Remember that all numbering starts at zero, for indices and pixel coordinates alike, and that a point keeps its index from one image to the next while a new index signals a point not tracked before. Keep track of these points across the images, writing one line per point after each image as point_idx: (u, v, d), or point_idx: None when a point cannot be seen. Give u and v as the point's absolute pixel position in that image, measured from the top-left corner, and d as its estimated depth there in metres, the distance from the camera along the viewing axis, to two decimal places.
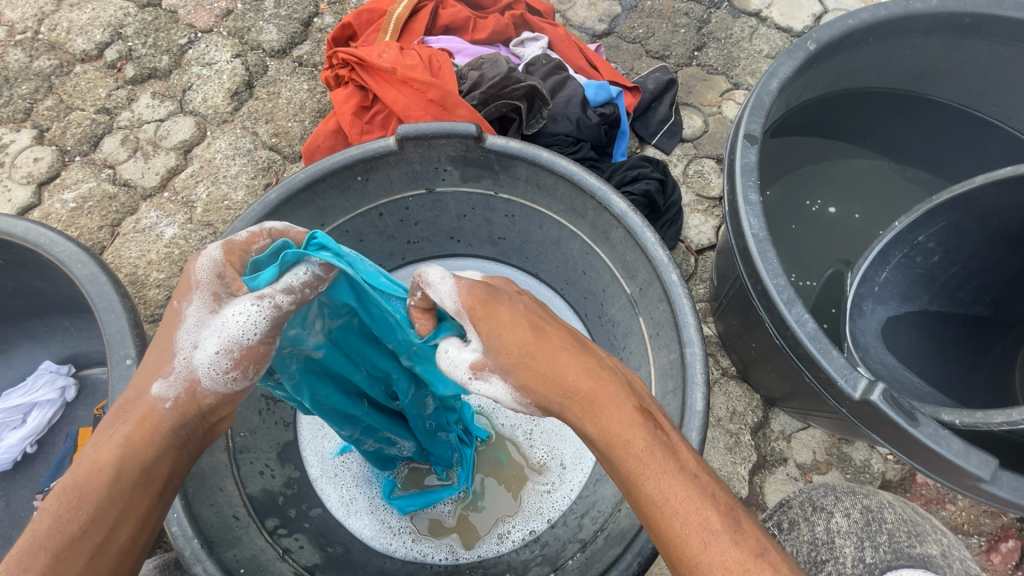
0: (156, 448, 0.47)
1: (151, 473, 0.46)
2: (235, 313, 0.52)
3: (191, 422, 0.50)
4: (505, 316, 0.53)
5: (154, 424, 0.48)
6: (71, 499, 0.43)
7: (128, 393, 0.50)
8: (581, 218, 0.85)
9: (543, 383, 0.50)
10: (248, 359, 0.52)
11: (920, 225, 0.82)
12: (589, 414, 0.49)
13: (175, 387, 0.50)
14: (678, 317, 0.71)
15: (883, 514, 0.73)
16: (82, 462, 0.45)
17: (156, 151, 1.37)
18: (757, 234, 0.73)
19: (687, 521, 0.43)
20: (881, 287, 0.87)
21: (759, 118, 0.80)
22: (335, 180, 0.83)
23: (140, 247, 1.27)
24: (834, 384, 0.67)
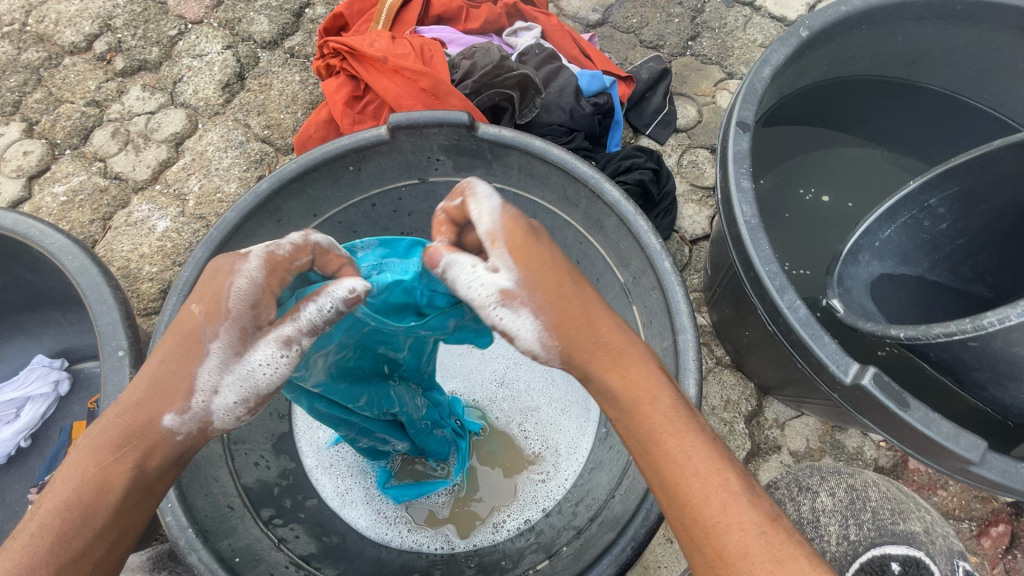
0: (163, 469, 0.49)
1: (151, 490, 0.48)
2: (262, 363, 0.49)
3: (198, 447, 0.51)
4: (543, 256, 0.52)
5: (165, 453, 0.48)
6: (75, 517, 0.45)
7: (133, 411, 0.48)
8: (575, 206, 0.85)
9: (583, 337, 0.51)
10: (263, 405, 0.51)
11: (934, 188, 0.83)
12: (618, 374, 0.51)
13: (189, 424, 0.49)
14: (670, 304, 0.71)
15: (867, 492, 0.73)
16: (83, 477, 0.46)
17: (147, 144, 1.36)
18: (749, 221, 0.73)
19: (709, 482, 0.46)
20: (882, 244, 0.88)
21: (751, 106, 0.79)
22: (326, 170, 0.83)
23: (132, 240, 1.26)
24: (826, 369, 0.67)
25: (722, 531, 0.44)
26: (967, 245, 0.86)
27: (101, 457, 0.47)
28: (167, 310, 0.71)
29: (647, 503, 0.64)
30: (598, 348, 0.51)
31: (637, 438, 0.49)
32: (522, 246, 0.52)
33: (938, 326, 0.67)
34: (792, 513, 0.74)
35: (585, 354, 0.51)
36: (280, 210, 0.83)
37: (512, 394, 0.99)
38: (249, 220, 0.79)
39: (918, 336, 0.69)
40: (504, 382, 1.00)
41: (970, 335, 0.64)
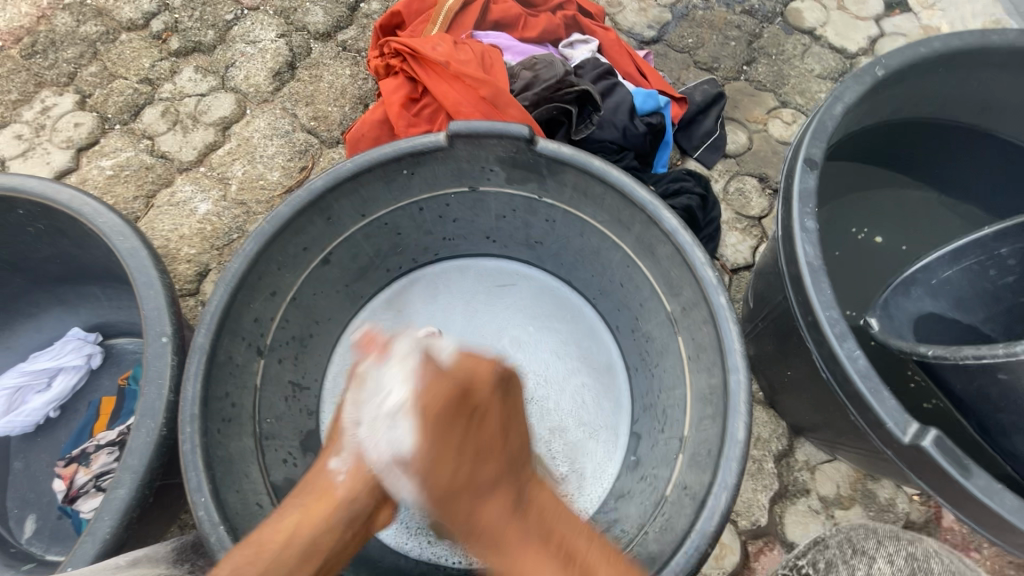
0: (329, 525, 0.67)
1: (311, 553, 0.65)
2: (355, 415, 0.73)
3: (357, 506, 0.70)
4: (433, 407, 0.68)
5: (332, 504, 0.69)
6: (251, 552, 0.62)
7: (318, 468, 0.73)
8: (627, 230, 0.83)
9: (457, 510, 0.71)
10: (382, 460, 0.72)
11: (1007, 237, 0.80)
12: (515, 545, 0.68)
13: (343, 464, 0.72)
14: (722, 341, 0.69)
15: (928, 563, 0.71)
16: (275, 524, 0.66)
17: (195, 126, 1.37)
18: (812, 263, 0.71)
19: None
20: (939, 283, 0.84)
21: (820, 143, 0.77)
22: (381, 172, 0.82)
23: (173, 220, 1.27)
24: (883, 426, 0.64)
25: None
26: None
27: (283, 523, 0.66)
28: (214, 301, 0.72)
29: (686, 545, 0.63)
30: (453, 505, 0.71)
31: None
32: (429, 415, 0.68)
33: (967, 348, 0.66)
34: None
35: (460, 510, 0.71)
36: (331, 208, 0.82)
37: (543, 410, 0.99)
38: (301, 216, 0.79)
39: (945, 356, 0.68)
40: (535, 398, 0.99)
41: (1000, 361, 0.63)
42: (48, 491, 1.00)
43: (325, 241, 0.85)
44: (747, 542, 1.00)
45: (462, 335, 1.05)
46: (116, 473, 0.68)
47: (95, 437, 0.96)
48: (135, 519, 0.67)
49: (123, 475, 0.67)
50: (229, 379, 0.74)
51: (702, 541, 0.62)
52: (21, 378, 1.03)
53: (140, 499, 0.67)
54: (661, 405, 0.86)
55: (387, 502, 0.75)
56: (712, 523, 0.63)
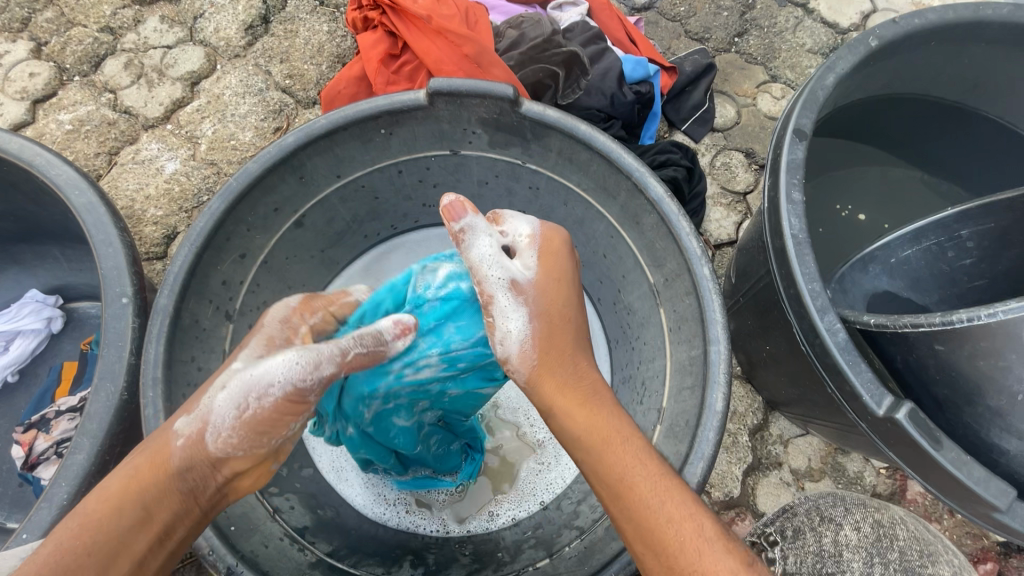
0: (159, 493, 0.52)
1: (147, 522, 0.51)
2: (275, 365, 0.54)
3: (200, 469, 0.54)
4: (553, 270, 0.65)
5: (165, 467, 0.53)
6: (68, 543, 0.48)
7: (160, 430, 0.56)
8: (612, 198, 0.81)
9: (563, 386, 0.61)
10: (262, 422, 0.54)
11: (970, 219, 0.77)
12: (580, 411, 0.59)
13: (192, 425, 0.54)
14: (704, 312, 0.68)
15: (894, 530, 0.76)
16: (91, 510, 0.51)
17: (161, 80, 1.29)
18: (796, 235, 0.70)
19: (682, 528, 0.53)
20: (897, 262, 0.81)
21: (810, 114, 0.75)
22: (357, 130, 0.78)
23: (138, 179, 1.21)
24: (858, 398, 0.64)
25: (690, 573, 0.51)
26: (987, 287, 0.80)
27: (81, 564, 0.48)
28: (178, 260, 0.68)
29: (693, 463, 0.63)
30: (565, 383, 0.61)
31: (607, 478, 0.56)
32: (551, 268, 0.65)
33: (906, 316, 0.64)
34: (811, 543, 0.76)
35: (562, 376, 0.61)
36: (304, 167, 0.78)
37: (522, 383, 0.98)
38: (271, 174, 0.75)
39: (886, 325, 0.66)
40: None
41: (935, 329, 0.61)
42: (7, 458, 0.97)
43: (298, 202, 0.82)
44: (719, 512, 1.02)
45: None
46: (73, 438, 0.65)
47: (55, 404, 0.92)
48: (95, 485, 0.65)
49: (80, 440, 0.64)
50: (196, 343, 0.71)
51: None
52: None
53: (100, 465, 0.64)
54: (641, 377, 0.86)
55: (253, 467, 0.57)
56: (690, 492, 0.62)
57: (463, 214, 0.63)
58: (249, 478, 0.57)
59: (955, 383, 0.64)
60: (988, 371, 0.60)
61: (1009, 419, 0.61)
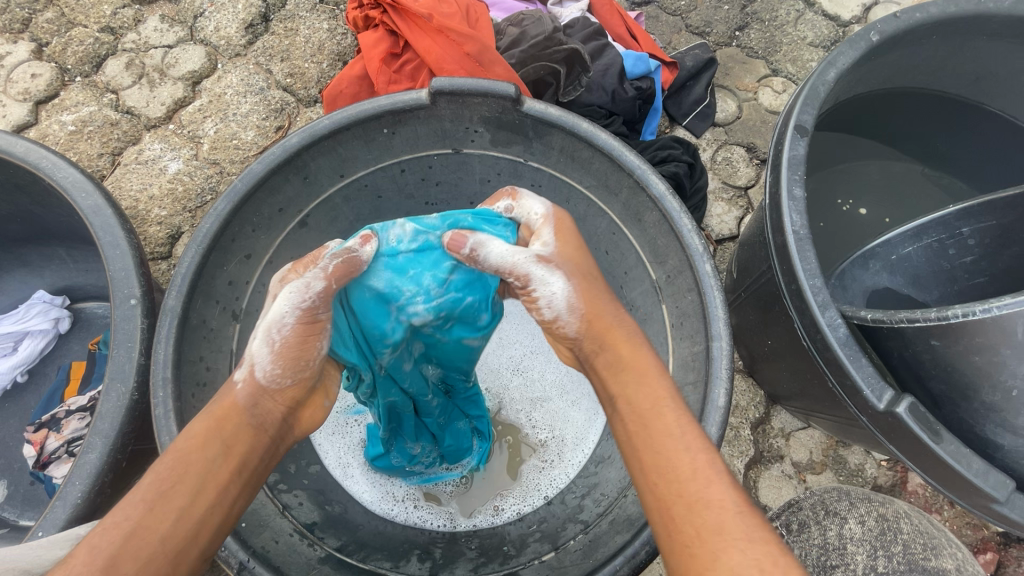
0: (236, 427, 0.53)
1: (228, 456, 0.52)
2: (283, 302, 0.56)
3: (263, 406, 0.55)
4: (569, 240, 0.64)
5: (234, 406, 0.54)
6: (156, 480, 0.48)
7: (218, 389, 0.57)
8: (614, 195, 0.81)
9: (603, 318, 0.58)
10: (287, 355, 0.56)
11: (969, 216, 0.79)
12: (620, 350, 0.57)
13: (245, 370, 0.56)
14: (706, 309, 0.69)
15: (898, 523, 0.75)
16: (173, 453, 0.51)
17: (163, 80, 1.29)
18: (798, 231, 0.70)
19: (697, 459, 0.50)
20: (898, 259, 0.83)
21: (812, 110, 0.76)
22: (360, 129, 0.79)
23: (141, 180, 1.21)
24: (859, 392, 0.65)
25: (707, 508, 0.47)
26: (988, 285, 0.80)
27: (170, 496, 0.48)
28: (185, 261, 0.68)
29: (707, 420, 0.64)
30: (614, 323, 0.58)
31: (636, 409, 0.53)
32: (568, 238, 0.64)
33: (902, 311, 0.64)
34: (815, 536, 0.76)
35: (613, 319, 0.59)
36: (308, 167, 0.79)
37: (526, 381, 1.00)
38: (276, 174, 0.75)
39: (882, 320, 0.66)
40: (520, 369, 1.00)
41: (932, 325, 0.62)
42: (18, 457, 0.98)
43: (302, 202, 0.82)
44: None
45: None
46: (86, 438, 0.66)
47: (64, 403, 0.93)
48: (108, 484, 0.66)
49: (93, 440, 0.65)
50: (203, 343, 0.71)
51: None
52: None
53: (112, 464, 0.65)
54: None
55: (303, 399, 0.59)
56: None
57: (467, 239, 0.60)
58: (307, 413, 0.60)
59: (952, 378, 0.65)
60: (984, 366, 0.61)
61: (1005, 413, 0.62)
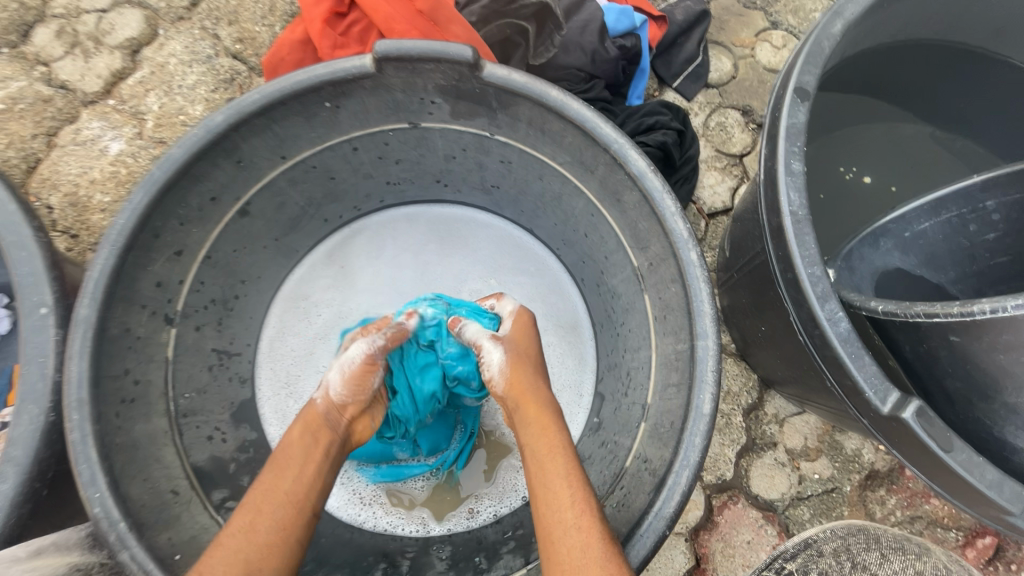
0: (320, 433, 0.66)
1: (318, 450, 0.65)
2: (356, 350, 0.72)
3: (335, 420, 0.69)
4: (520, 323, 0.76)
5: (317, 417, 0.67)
6: (275, 471, 0.62)
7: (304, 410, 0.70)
8: (590, 173, 0.72)
9: (521, 385, 0.68)
10: (351, 382, 0.70)
11: (998, 187, 0.69)
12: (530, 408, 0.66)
13: (322, 393, 0.69)
14: (691, 304, 0.61)
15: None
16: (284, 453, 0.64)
17: (98, 49, 1.17)
18: (796, 212, 0.62)
19: (574, 494, 0.58)
20: (913, 237, 0.73)
21: (814, 69, 0.66)
22: (298, 104, 0.68)
23: (81, 162, 1.11)
24: (860, 394, 0.58)
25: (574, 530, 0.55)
26: (1010, 265, 0.72)
27: (282, 469, 0.62)
28: (97, 265, 0.60)
29: (640, 532, 0.56)
30: (529, 390, 0.68)
31: (537, 457, 0.62)
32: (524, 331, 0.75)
33: (919, 304, 0.57)
34: None
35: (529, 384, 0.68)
36: (240, 149, 0.69)
37: None
38: (201, 160, 0.66)
39: (895, 313, 0.59)
40: None
41: (954, 321, 0.54)
42: None
43: (239, 188, 0.73)
44: (711, 496, 0.98)
45: (416, 291, 0.97)
46: None
47: None
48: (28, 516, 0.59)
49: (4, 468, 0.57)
50: (129, 354, 0.64)
51: (660, 524, 0.56)
52: None
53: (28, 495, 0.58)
54: (625, 366, 0.79)
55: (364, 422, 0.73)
56: (673, 505, 0.56)
57: (458, 324, 0.78)
58: (359, 427, 0.73)
59: (969, 377, 0.57)
60: (1007, 365, 0.53)
61: None
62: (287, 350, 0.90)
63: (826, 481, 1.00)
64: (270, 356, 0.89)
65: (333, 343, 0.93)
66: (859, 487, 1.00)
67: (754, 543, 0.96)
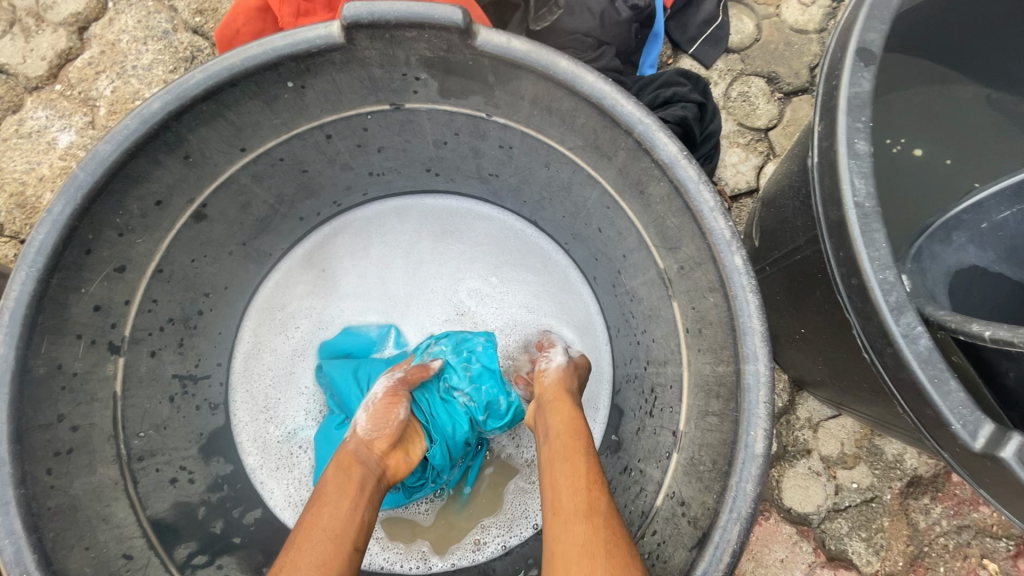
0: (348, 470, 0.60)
1: (348, 484, 0.59)
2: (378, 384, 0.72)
3: (368, 454, 0.63)
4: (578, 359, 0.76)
5: (346, 455, 0.62)
6: (312, 512, 0.56)
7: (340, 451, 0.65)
8: (607, 159, 0.61)
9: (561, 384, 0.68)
10: (380, 410, 0.68)
11: None
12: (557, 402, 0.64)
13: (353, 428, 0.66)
14: (737, 320, 0.50)
15: None
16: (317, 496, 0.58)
17: (40, 27, 1.03)
18: (861, 204, 0.51)
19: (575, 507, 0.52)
20: (990, 228, 0.66)
21: (881, 24, 0.54)
22: (252, 86, 0.56)
23: (27, 157, 0.99)
24: (944, 426, 0.48)
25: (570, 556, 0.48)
26: None
27: (318, 509, 0.56)
28: (11, 293, 0.49)
29: None
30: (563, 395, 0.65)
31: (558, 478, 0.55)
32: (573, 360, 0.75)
33: None
34: None
35: (569, 387, 0.68)
36: (186, 142, 0.57)
37: None
38: (137, 157, 0.54)
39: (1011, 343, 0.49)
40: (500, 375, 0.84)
41: None
42: None
43: (191, 188, 0.61)
44: None
45: (407, 294, 0.86)
46: None
47: None
48: None
49: None
50: (64, 396, 0.54)
51: None
52: None
53: None
54: (649, 381, 0.69)
55: (397, 455, 0.66)
56: (720, 568, 0.46)
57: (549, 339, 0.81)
58: (395, 462, 0.65)
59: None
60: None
61: None
62: (264, 368, 0.80)
63: (864, 491, 0.91)
64: (244, 376, 0.78)
65: (315, 358, 0.83)
66: (900, 495, 0.91)
67: (787, 561, 0.89)
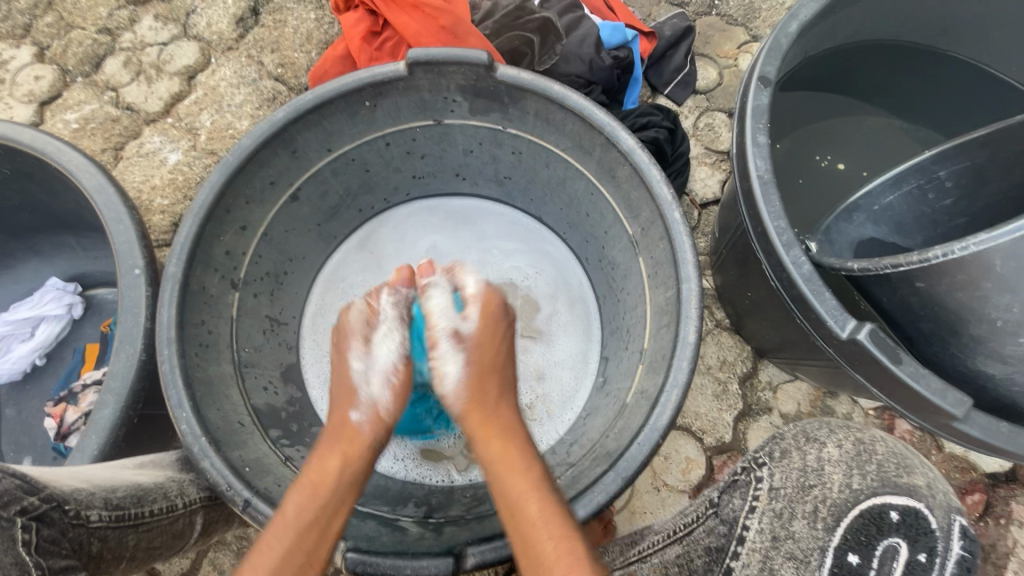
0: (359, 463, 0.70)
1: (354, 480, 0.69)
2: (384, 351, 0.76)
3: (376, 446, 0.73)
4: (487, 346, 0.77)
5: (355, 442, 0.71)
6: (305, 491, 0.66)
7: (336, 420, 0.74)
8: (589, 155, 0.85)
9: (481, 404, 0.74)
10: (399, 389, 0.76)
11: (945, 159, 0.81)
12: (496, 441, 0.71)
13: (364, 412, 0.73)
14: (676, 254, 0.72)
15: (873, 446, 0.66)
16: (323, 471, 0.68)
17: (159, 76, 1.34)
18: (762, 176, 0.73)
19: (554, 537, 0.61)
20: (881, 209, 0.86)
21: (774, 61, 0.78)
22: (343, 103, 0.82)
23: (143, 171, 1.27)
24: (824, 325, 0.68)
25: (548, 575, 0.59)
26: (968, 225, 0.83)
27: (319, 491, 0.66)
28: (183, 232, 0.73)
29: (639, 440, 0.67)
30: (493, 412, 0.73)
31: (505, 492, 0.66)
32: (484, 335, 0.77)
33: (887, 258, 0.67)
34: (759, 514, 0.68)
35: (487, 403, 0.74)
36: (296, 141, 0.83)
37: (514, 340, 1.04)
38: (265, 148, 0.79)
39: (870, 269, 0.69)
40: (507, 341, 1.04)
41: (915, 268, 0.65)
42: (40, 434, 1.04)
43: (292, 175, 0.86)
44: (712, 457, 1.06)
45: None
46: (99, 396, 0.71)
47: (80, 379, 0.99)
48: (122, 437, 0.71)
49: (106, 396, 0.70)
50: (205, 308, 0.76)
51: (654, 435, 0.66)
52: (5, 328, 1.06)
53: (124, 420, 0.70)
54: (626, 325, 0.90)
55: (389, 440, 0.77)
56: (665, 417, 0.66)
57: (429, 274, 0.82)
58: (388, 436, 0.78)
59: (936, 316, 0.68)
60: (968, 302, 0.64)
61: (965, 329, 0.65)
62: (327, 324, 1.02)
63: None
64: (311, 328, 1.00)
65: None
66: None
67: None
